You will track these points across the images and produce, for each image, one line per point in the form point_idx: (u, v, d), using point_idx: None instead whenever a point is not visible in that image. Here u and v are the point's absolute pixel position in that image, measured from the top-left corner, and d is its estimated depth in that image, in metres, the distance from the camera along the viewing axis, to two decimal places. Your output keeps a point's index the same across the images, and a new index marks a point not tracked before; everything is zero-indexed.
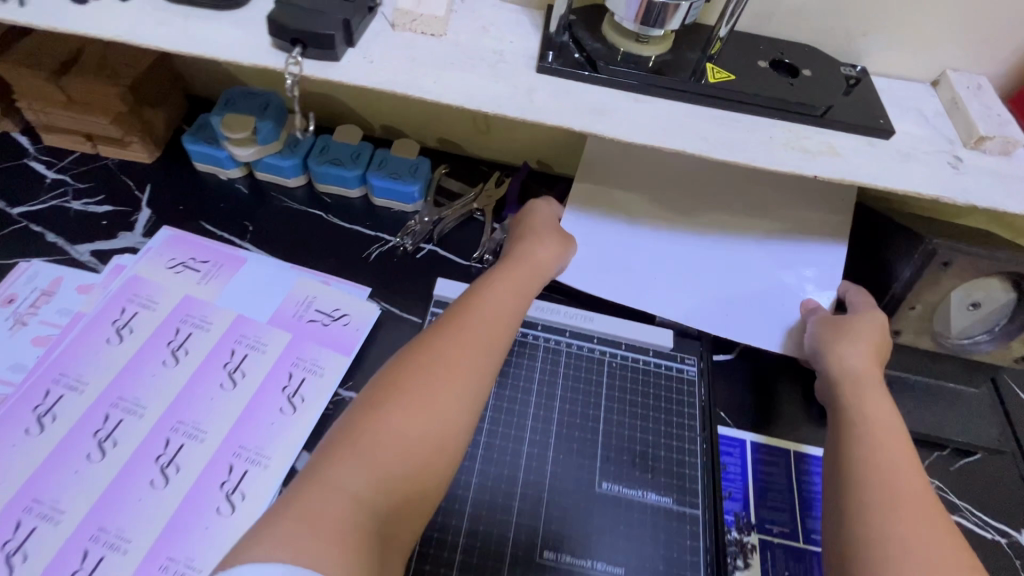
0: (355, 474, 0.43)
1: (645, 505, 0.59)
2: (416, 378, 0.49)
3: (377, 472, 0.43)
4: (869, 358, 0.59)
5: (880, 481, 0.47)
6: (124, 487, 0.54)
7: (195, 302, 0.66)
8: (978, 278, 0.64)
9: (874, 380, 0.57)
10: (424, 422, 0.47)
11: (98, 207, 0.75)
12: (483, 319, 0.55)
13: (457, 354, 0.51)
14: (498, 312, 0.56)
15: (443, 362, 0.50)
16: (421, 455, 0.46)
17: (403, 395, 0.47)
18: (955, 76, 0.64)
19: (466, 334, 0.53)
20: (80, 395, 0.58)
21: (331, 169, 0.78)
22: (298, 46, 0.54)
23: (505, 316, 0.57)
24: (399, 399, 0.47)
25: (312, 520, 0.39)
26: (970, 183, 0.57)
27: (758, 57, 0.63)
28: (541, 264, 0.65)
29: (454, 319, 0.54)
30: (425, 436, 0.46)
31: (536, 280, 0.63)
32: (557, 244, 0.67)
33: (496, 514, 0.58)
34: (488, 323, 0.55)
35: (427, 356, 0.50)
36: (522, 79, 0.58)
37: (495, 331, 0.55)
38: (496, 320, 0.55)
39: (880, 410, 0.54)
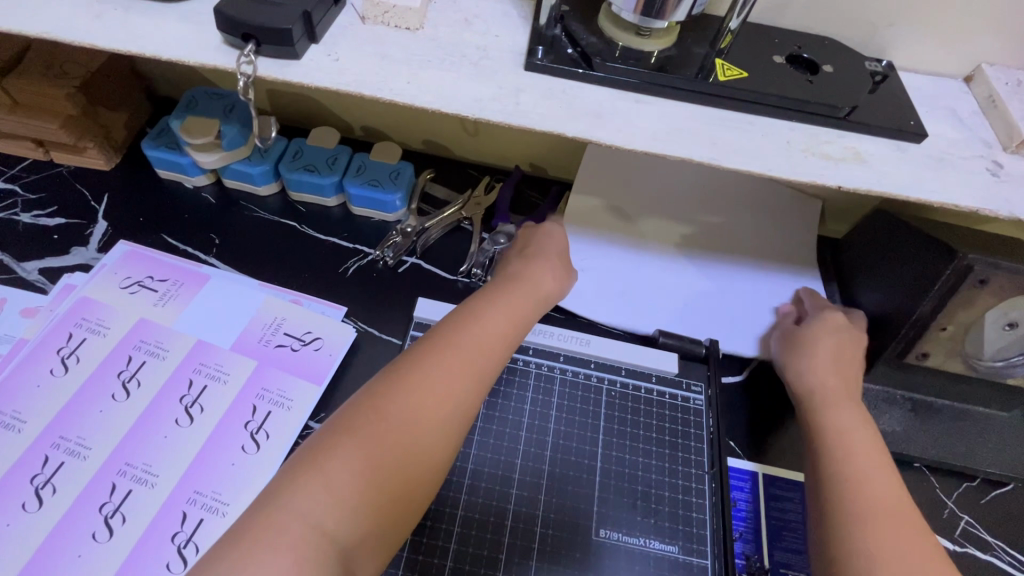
0: (316, 505, 0.37)
1: (647, 555, 0.53)
2: (402, 398, 0.42)
3: (343, 506, 0.37)
4: (833, 365, 0.57)
5: (860, 500, 0.45)
6: (63, 541, 0.49)
7: (151, 326, 0.60)
8: (1016, 296, 0.58)
9: (846, 391, 0.55)
10: (406, 450, 0.41)
11: (50, 219, 0.69)
12: (485, 337, 0.49)
13: (449, 376, 0.44)
14: (502, 331, 0.50)
15: (435, 384, 0.43)
16: (395, 488, 0.40)
17: (385, 418, 0.41)
18: (992, 71, 0.57)
19: (463, 352, 0.46)
20: (17, 436, 0.53)
21: (305, 176, 0.71)
22: (251, 42, 0.48)
23: (507, 335, 0.50)
24: (380, 421, 0.41)
25: (261, 556, 0.35)
26: (1013, 192, 0.50)
27: (773, 51, 0.56)
28: (548, 284, 0.59)
29: (453, 332, 0.48)
30: (403, 467, 0.40)
31: (541, 298, 0.57)
32: (560, 267, 0.62)
33: (480, 566, 0.52)
34: (489, 343, 0.48)
35: (419, 374, 0.44)
36: (507, 79, 0.51)
37: (496, 353, 0.49)
38: (496, 340, 0.49)
39: (854, 419, 0.52)
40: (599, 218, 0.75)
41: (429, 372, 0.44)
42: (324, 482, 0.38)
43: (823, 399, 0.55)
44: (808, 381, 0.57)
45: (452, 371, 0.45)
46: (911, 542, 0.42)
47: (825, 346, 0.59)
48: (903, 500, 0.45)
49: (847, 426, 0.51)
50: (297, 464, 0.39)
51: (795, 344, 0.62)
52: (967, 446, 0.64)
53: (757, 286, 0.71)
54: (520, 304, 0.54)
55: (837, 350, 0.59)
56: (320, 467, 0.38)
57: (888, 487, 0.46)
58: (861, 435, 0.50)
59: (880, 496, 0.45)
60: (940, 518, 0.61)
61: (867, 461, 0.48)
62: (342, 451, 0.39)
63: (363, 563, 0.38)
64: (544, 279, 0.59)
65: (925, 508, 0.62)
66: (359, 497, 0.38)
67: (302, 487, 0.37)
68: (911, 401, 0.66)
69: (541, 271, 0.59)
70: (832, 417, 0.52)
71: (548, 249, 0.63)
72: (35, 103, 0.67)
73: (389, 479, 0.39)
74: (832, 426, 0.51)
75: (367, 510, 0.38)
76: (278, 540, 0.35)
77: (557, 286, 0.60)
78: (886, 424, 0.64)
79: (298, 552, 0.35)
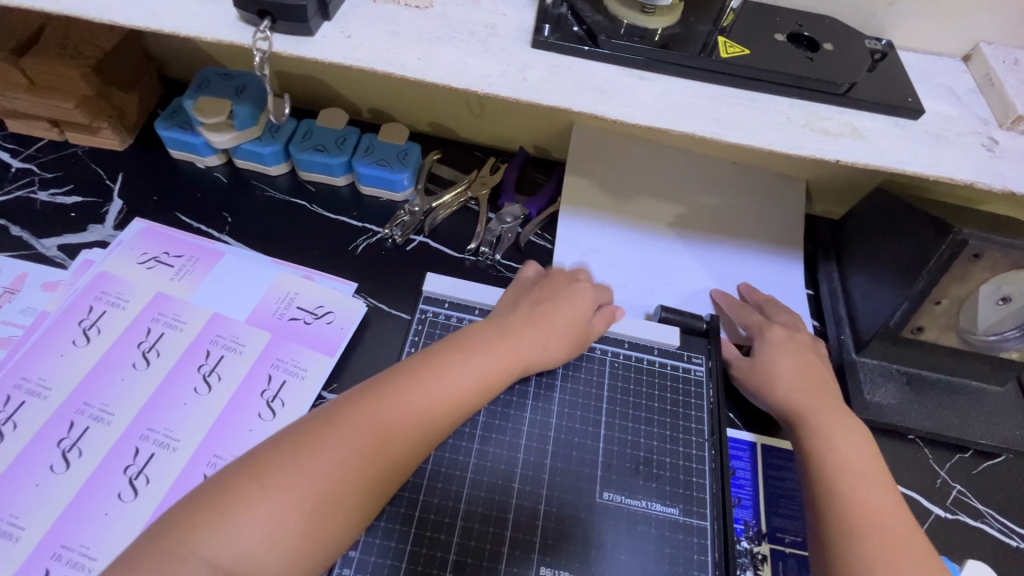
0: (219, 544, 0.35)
1: (650, 517, 0.56)
2: (328, 454, 0.39)
3: (253, 552, 0.36)
4: (799, 368, 0.59)
5: (842, 475, 0.49)
6: (90, 500, 0.51)
7: (168, 300, 0.62)
8: (1009, 271, 0.59)
9: (814, 384, 0.58)
10: (312, 516, 0.38)
11: (67, 198, 0.71)
12: (441, 401, 0.44)
13: (384, 438, 0.41)
14: (464, 391, 0.46)
15: (368, 445, 0.40)
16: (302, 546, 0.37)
17: (308, 472, 0.38)
18: (990, 50, 0.59)
19: (405, 415, 0.42)
20: (42, 402, 0.55)
21: (314, 156, 0.73)
22: (267, 19, 0.49)
23: (468, 397, 0.46)
24: (299, 474, 0.38)
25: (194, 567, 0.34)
26: (1007, 167, 0.51)
27: (775, 29, 0.57)
28: (540, 338, 0.53)
29: (406, 384, 0.44)
30: (313, 527, 0.38)
31: (526, 357, 0.52)
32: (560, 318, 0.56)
33: (488, 526, 0.54)
34: (441, 409, 0.44)
35: (355, 424, 0.41)
36: (515, 56, 0.53)
37: (445, 419, 0.44)
38: (452, 403, 0.45)
39: (828, 405, 0.55)
40: (597, 200, 0.78)
41: (363, 432, 0.41)
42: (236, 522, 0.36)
43: (813, 408, 0.55)
44: (785, 398, 0.57)
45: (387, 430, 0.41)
46: (902, 554, 0.43)
47: (786, 364, 0.60)
48: (875, 467, 0.50)
49: (839, 441, 0.52)
50: (222, 487, 0.37)
51: (755, 372, 0.61)
52: (960, 419, 0.66)
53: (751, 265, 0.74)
54: (499, 360, 0.49)
55: (798, 369, 0.59)
56: (232, 507, 0.36)
57: (881, 500, 0.47)
58: (838, 419, 0.54)
59: (869, 504, 0.46)
60: (933, 487, 0.63)
61: (861, 474, 0.49)
62: (254, 499, 0.37)
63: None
64: (537, 336, 0.53)
65: (918, 478, 0.64)
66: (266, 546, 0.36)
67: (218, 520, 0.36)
68: (907, 374, 0.67)
69: (533, 323, 0.54)
70: (825, 431, 0.53)
71: (560, 308, 0.56)
72: (49, 83, 0.69)
73: (298, 537, 0.37)
74: (825, 441, 0.52)
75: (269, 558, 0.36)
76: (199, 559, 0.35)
77: (556, 345, 0.55)
78: (880, 397, 0.65)
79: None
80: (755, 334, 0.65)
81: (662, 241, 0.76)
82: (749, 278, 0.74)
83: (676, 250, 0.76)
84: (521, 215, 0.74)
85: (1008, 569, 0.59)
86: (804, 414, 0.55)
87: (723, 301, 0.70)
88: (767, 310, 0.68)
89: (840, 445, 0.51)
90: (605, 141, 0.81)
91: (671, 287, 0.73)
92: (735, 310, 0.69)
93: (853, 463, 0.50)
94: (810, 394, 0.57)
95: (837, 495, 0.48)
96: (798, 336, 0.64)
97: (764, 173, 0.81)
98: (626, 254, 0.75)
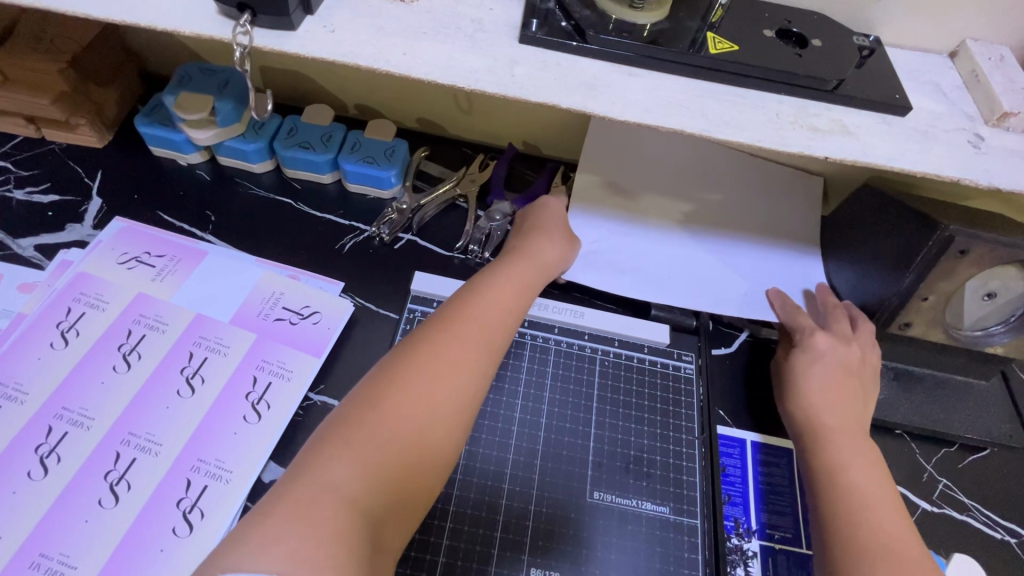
0: (349, 467, 0.39)
1: (640, 516, 0.55)
2: (420, 367, 0.45)
3: (363, 485, 0.39)
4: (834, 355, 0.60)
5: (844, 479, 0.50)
6: (69, 507, 0.50)
7: (150, 301, 0.61)
8: (993, 266, 0.59)
9: (847, 375, 0.59)
10: (425, 421, 0.43)
11: (44, 196, 0.69)
12: (493, 311, 0.52)
13: (462, 346, 0.47)
14: (507, 301, 0.54)
15: (449, 352, 0.46)
16: (427, 451, 0.42)
17: (408, 387, 0.43)
18: (975, 47, 0.59)
19: (471, 324, 0.49)
20: (19, 407, 0.53)
21: (299, 153, 0.71)
22: (247, 12, 0.48)
23: (511, 307, 0.54)
24: (400, 390, 0.43)
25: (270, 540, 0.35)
26: (993, 164, 0.51)
27: (764, 25, 0.57)
28: (552, 258, 0.63)
29: (464, 307, 0.51)
30: (423, 437, 0.42)
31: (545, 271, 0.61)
32: (563, 244, 0.65)
33: (478, 527, 0.54)
34: (496, 315, 0.52)
35: (435, 344, 0.46)
36: (502, 51, 0.52)
37: (504, 321, 0.52)
38: (504, 311, 0.52)
39: (840, 394, 0.57)
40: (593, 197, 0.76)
41: (441, 345, 0.46)
42: (344, 456, 0.39)
43: (824, 405, 0.56)
44: (802, 400, 0.58)
45: (460, 339, 0.47)
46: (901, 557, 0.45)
47: (823, 371, 0.59)
48: (879, 474, 0.51)
49: (846, 443, 0.53)
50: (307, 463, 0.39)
51: (793, 375, 0.61)
52: (946, 413, 0.66)
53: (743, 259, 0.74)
54: (527, 277, 0.58)
55: (835, 372, 0.59)
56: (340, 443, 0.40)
57: (886, 509, 0.48)
58: (846, 414, 0.56)
59: (875, 510, 0.48)
60: (919, 481, 0.64)
61: (871, 492, 0.49)
62: (367, 427, 0.41)
63: (389, 536, 0.40)
64: (551, 256, 0.63)
65: (906, 473, 0.64)
66: (391, 462, 0.40)
67: (328, 464, 0.39)
68: (895, 369, 0.68)
69: (545, 246, 0.63)
70: (833, 441, 0.54)
71: (561, 241, 0.65)
72: (24, 78, 0.67)
73: (414, 446, 0.41)
74: (835, 451, 0.53)
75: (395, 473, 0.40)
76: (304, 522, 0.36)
77: (559, 257, 0.64)
78: None
79: (330, 521, 0.36)
80: (802, 340, 0.63)
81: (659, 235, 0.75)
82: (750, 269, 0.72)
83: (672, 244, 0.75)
84: (510, 213, 0.73)
85: (993, 560, 0.60)
86: (812, 404, 0.57)
87: (777, 302, 0.68)
88: (828, 319, 0.66)
89: (849, 449, 0.53)
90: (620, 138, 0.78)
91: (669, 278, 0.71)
92: (784, 311, 0.66)
93: (859, 470, 0.51)
94: (823, 377, 0.59)
95: (847, 514, 0.48)
96: (847, 343, 0.61)
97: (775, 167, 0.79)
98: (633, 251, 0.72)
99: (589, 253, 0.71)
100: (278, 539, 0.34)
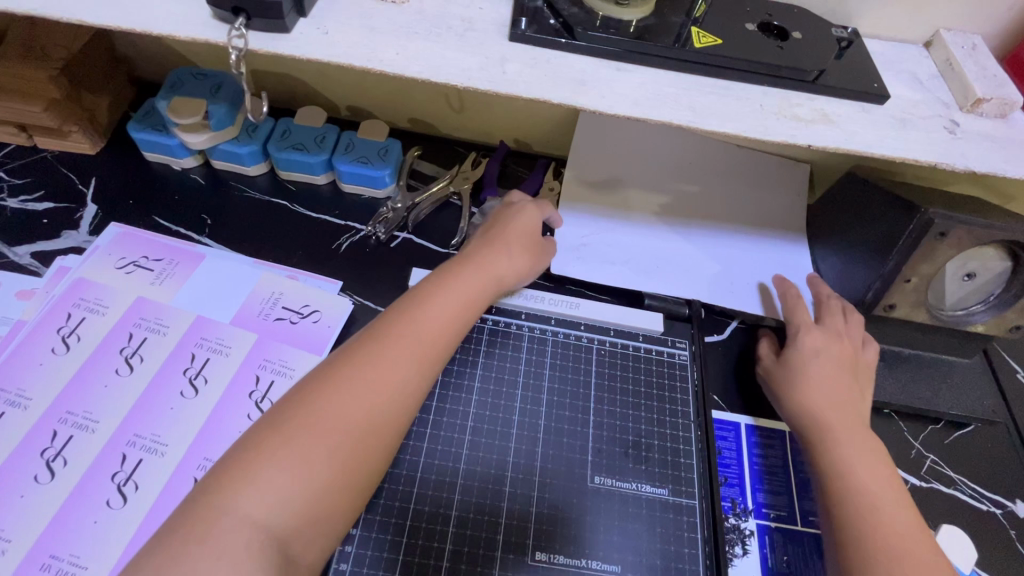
0: (253, 493, 0.40)
1: (640, 499, 0.57)
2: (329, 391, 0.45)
3: (270, 509, 0.40)
4: (825, 362, 0.60)
5: (860, 486, 0.51)
6: (78, 508, 0.50)
7: (150, 305, 0.61)
8: (973, 247, 0.61)
9: (835, 381, 0.59)
10: (325, 449, 0.43)
11: (38, 204, 0.69)
12: (420, 332, 0.51)
13: (376, 371, 0.47)
14: (439, 322, 0.53)
15: (361, 377, 0.46)
16: (335, 479, 0.43)
17: (315, 412, 0.44)
18: (949, 36, 0.61)
19: (393, 346, 0.49)
20: (23, 413, 0.54)
21: (294, 155, 0.72)
22: (242, 16, 0.49)
23: (444, 325, 0.53)
24: (307, 415, 0.44)
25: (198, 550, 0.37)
26: (967, 148, 0.54)
27: (746, 19, 0.58)
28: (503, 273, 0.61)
29: (389, 327, 0.50)
30: (333, 464, 0.43)
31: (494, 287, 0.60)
32: (518, 259, 0.64)
33: (482, 514, 0.55)
34: (423, 337, 0.51)
35: (350, 367, 0.47)
36: (493, 49, 0.53)
37: (431, 344, 0.51)
38: (432, 334, 0.52)
39: (843, 400, 0.57)
40: (585, 192, 0.78)
41: (357, 369, 0.46)
42: (257, 484, 0.40)
43: (835, 409, 0.57)
44: (805, 399, 0.58)
45: (379, 361, 0.47)
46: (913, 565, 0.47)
47: (820, 375, 0.59)
48: (891, 480, 0.52)
49: (858, 452, 0.54)
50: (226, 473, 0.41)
51: (783, 374, 0.61)
52: (930, 391, 0.68)
53: (731, 248, 0.76)
54: (469, 292, 0.57)
55: (834, 383, 0.59)
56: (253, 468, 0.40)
57: (903, 520, 0.49)
58: (854, 420, 0.56)
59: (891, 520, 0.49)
60: (907, 458, 0.66)
61: (886, 504, 0.50)
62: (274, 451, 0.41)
63: (306, 550, 0.42)
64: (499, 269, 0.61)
65: (894, 450, 0.66)
66: (297, 488, 0.41)
67: (238, 486, 0.40)
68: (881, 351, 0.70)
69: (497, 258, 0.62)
70: (846, 447, 0.54)
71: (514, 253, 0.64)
72: (15, 86, 0.67)
73: (318, 474, 0.42)
74: (851, 457, 0.53)
75: (307, 498, 0.41)
76: (208, 544, 0.38)
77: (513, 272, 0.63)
78: None
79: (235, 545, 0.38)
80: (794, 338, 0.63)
81: (650, 227, 0.76)
82: (739, 258, 0.75)
83: (664, 235, 0.76)
84: None
85: (980, 530, 0.62)
86: (818, 408, 0.57)
87: (785, 293, 0.69)
88: (823, 310, 0.66)
89: (860, 456, 0.53)
90: (609, 131, 0.81)
91: (661, 268, 0.73)
92: (790, 308, 0.67)
93: (871, 477, 0.52)
94: (805, 378, 0.59)
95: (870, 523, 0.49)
96: (840, 343, 0.62)
97: (760, 158, 0.81)
98: (624, 244, 0.74)
99: (580, 248, 0.73)
100: (177, 560, 0.36)
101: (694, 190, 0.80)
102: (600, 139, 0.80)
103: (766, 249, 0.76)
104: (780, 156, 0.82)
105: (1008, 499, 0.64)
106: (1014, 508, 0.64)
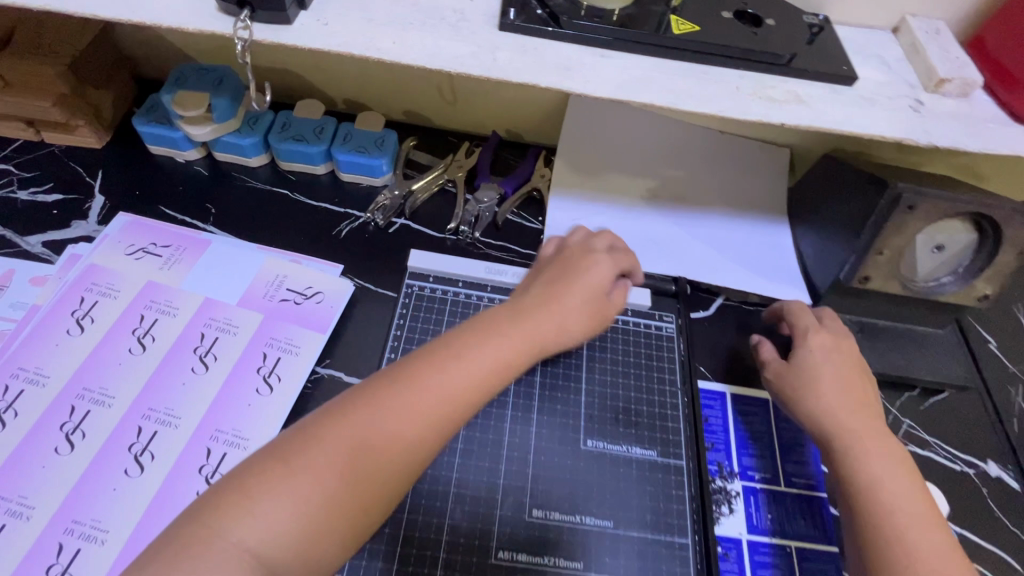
0: (244, 524, 0.36)
1: (630, 460, 0.60)
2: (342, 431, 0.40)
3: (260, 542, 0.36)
4: (844, 375, 0.59)
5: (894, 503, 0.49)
6: (98, 477, 0.53)
7: (159, 288, 0.64)
8: (941, 219, 0.64)
9: (852, 392, 0.57)
10: (323, 495, 0.38)
11: (48, 196, 0.72)
12: (451, 383, 0.44)
13: (395, 421, 0.41)
14: (477, 374, 0.45)
15: (379, 425, 0.41)
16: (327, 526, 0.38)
17: (323, 451, 0.40)
18: (915, 21, 0.65)
19: (419, 395, 0.43)
20: (42, 390, 0.56)
21: (295, 145, 0.75)
22: (246, 8, 0.52)
23: (482, 378, 0.46)
24: (313, 454, 0.39)
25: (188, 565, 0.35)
26: (931, 126, 0.57)
27: (722, 7, 0.62)
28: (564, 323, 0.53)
29: (421, 372, 0.44)
30: (329, 508, 0.39)
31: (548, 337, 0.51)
32: (584, 304, 0.54)
33: (482, 478, 0.58)
34: (457, 390, 0.44)
35: (371, 408, 0.42)
36: (485, 38, 0.56)
37: (463, 399, 0.44)
38: (464, 391, 0.44)
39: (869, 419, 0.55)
40: (574, 178, 0.81)
41: (376, 412, 0.41)
42: (254, 516, 0.37)
43: (864, 424, 0.55)
44: (829, 409, 0.56)
45: (399, 409, 0.42)
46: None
47: (835, 384, 0.58)
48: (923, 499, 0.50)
49: (889, 469, 0.51)
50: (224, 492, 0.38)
51: (797, 378, 0.60)
52: (906, 360, 0.72)
53: (715, 230, 0.79)
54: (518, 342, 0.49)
55: (853, 394, 0.57)
56: (248, 497, 0.37)
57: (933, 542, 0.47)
58: (885, 436, 0.54)
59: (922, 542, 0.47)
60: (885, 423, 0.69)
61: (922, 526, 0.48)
62: (273, 483, 0.38)
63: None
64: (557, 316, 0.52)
65: None
66: (289, 524, 0.37)
67: (231, 514, 0.37)
68: (859, 323, 0.73)
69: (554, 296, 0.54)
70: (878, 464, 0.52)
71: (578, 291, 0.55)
72: (24, 81, 0.69)
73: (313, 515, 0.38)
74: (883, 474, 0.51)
75: (300, 536, 0.38)
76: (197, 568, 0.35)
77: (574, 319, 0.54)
78: None
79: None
80: (801, 342, 0.63)
81: (637, 211, 0.80)
82: (722, 239, 0.78)
83: (651, 218, 0.79)
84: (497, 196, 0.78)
85: (953, 489, 0.65)
86: (849, 424, 0.55)
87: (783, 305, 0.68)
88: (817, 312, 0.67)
89: (891, 474, 0.51)
90: (597, 119, 0.84)
91: (648, 248, 0.76)
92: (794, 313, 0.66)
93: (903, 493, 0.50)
94: (824, 388, 0.58)
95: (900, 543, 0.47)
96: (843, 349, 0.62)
97: (743, 143, 0.84)
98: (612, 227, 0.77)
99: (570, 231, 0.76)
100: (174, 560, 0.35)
101: (679, 175, 0.83)
102: (589, 127, 0.83)
103: (748, 230, 0.80)
104: (762, 141, 0.85)
105: (980, 460, 0.68)
106: (986, 468, 0.67)
